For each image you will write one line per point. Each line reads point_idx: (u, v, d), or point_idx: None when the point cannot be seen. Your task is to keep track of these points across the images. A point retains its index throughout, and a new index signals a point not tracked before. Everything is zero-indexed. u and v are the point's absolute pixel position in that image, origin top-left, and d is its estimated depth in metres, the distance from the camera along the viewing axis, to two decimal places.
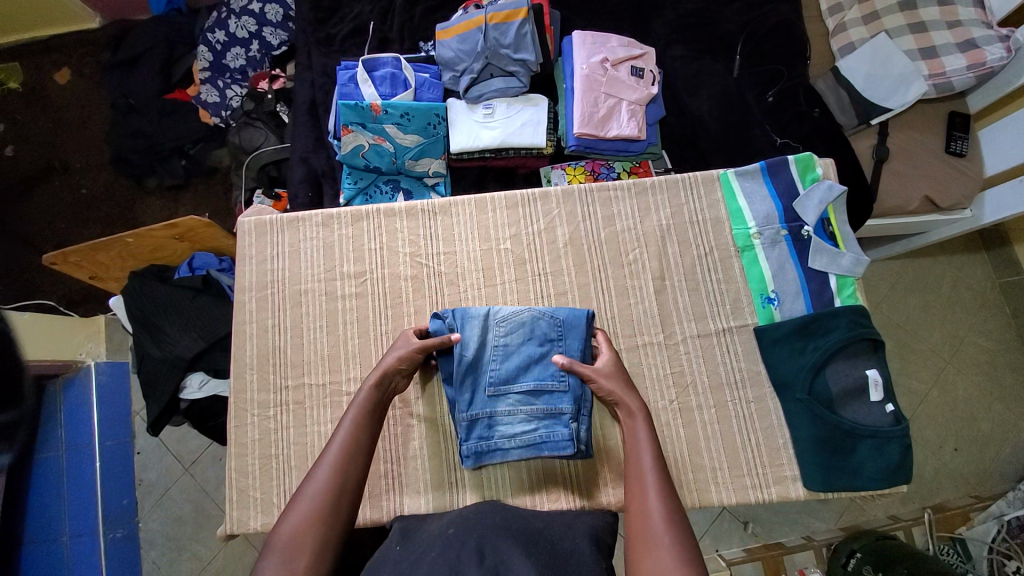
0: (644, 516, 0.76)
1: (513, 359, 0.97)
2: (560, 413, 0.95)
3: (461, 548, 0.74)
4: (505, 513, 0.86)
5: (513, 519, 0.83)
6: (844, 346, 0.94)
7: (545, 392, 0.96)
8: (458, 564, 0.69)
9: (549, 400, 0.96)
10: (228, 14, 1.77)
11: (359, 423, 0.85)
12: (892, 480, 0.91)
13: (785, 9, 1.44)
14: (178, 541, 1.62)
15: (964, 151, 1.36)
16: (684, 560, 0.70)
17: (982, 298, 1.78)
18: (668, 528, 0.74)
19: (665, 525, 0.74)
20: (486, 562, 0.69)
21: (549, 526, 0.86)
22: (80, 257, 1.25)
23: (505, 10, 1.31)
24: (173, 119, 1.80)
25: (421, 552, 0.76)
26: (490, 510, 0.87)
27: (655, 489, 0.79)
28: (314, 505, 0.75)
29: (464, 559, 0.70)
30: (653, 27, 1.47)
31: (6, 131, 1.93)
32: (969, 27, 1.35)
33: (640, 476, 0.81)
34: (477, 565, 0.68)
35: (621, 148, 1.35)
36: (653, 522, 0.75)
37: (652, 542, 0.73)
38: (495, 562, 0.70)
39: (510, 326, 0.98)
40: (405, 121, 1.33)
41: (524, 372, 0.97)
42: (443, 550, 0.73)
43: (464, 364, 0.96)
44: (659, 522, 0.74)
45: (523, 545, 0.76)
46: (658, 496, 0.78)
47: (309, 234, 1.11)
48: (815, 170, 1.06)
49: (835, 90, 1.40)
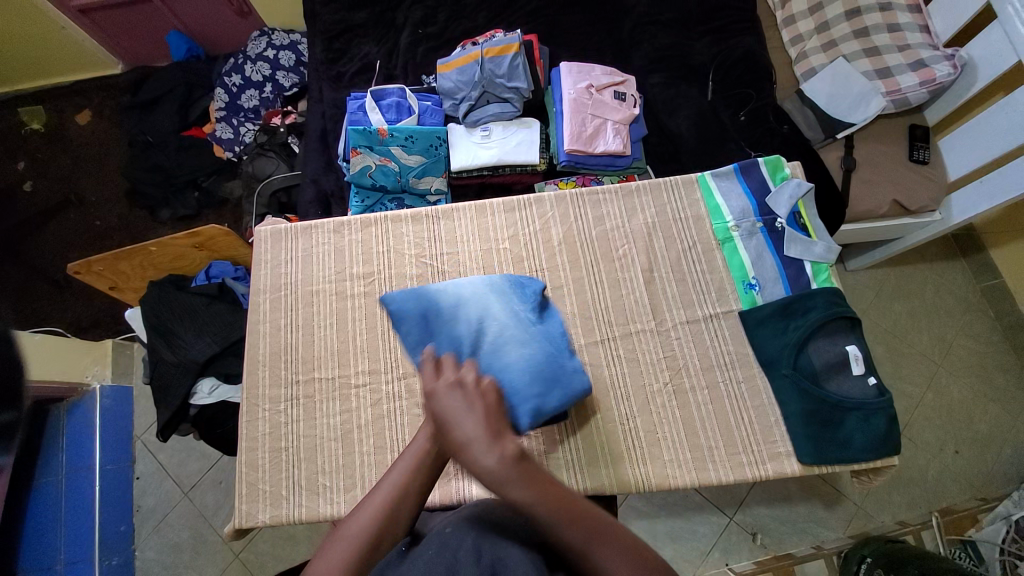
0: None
1: None
2: None
3: (458, 548, 0.66)
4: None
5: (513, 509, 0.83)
6: (823, 324, 1.00)
7: None
8: (456, 563, 0.62)
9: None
10: (245, 59, 1.94)
11: (420, 466, 0.75)
12: (881, 452, 0.96)
13: (749, 42, 1.62)
14: (175, 570, 1.57)
15: (926, 159, 1.48)
16: None
17: (965, 303, 1.85)
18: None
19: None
20: (483, 560, 0.62)
21: None
22: (103, 265, 1.32)
23: (499, 44, 1.46)
24: (190, 154, 1.93)
25: (419, 552, 0.68)
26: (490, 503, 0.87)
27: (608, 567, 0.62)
28: (351, 551, 0.67)
29: (461, 558, 0.63)
30: (632, 59, 1.63)
31: (27, 168, 2.05)
32: (917, 49, 1.51)
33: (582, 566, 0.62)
34: (473, 565, 0.61)
35: (609, 163, 1.47)
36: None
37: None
38: (493, 560, 0.62)
39: None
40: (409, 143, 1.45)
41: None
42: (441, 547, 0.67)
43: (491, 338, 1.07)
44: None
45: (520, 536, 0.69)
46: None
47: (321, 240, 1.19)
48: (784, 170, 1.17)
49: (802, 109, 1.54)
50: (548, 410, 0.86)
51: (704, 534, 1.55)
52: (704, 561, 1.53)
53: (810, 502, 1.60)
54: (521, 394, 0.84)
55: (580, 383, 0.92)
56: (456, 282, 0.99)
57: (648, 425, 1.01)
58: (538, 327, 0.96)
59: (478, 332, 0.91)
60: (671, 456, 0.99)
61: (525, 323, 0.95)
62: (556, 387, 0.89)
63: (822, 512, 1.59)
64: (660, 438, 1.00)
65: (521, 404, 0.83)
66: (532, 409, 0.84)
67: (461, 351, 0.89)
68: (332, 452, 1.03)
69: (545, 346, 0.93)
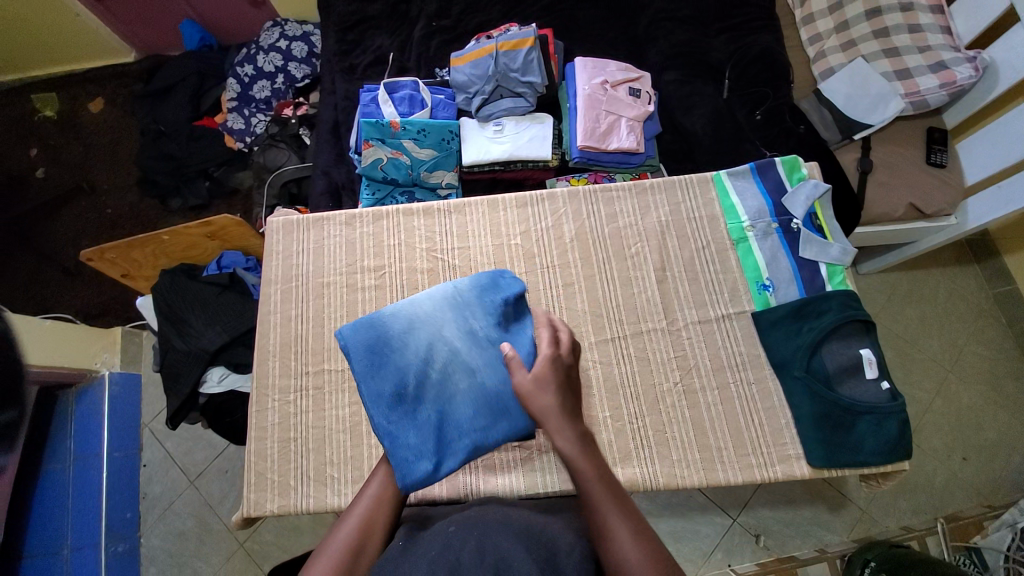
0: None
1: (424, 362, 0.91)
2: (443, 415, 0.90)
3: (460, 548, 0.67)
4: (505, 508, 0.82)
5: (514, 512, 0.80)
6: (837, 327, 0.99)
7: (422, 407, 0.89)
8: (458, 564, 0.62)
9: (390, 419, 0.87)
10: (257, 49, 1.93)
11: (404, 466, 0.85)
12: (892, 456, 0.95)
13: (767, 40, 1.60)
14: (181, 556, 1.59)
15: (943, 163, 1.46)
16: None
17: (978, 309, 1.82)
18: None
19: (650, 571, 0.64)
20: (486, 560, 0.61)
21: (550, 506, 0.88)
22: (114, 253, 1.33)
23: (514, 39, 1.45)
24: (201, 143, 1.93)
25: (421, 551, 0.68)
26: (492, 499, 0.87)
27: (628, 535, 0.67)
28: (336, 558, 0.69)
29: (464, 559, 0.63)
30: (648, 55, 1.62)
31: (39, 155, 2.07)
32: (938, 50, 1.48)
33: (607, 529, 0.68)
34: (476, 565, 0.60)
35: (621, 160, 1.46)
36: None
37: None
38: (495, 560, 0.62)
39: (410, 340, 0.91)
40: (421, 137, 1.44)
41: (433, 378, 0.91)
42: (441, 550, 0.66)
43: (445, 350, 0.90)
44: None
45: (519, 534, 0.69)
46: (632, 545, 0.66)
47: (333, 232, 1.19)
48: (801, 170, 1.16)
49: (818, 109, 1.52)
50: (490, 443, 0.89)
51: (706, 535, 1.54)
52: (705, 562, 1.53)
53: (815, 505, 1.59)
54: (462, 429, 0.89)
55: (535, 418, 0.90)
56: (411, 303, 0.96)
57: (657, 423, 1.00)
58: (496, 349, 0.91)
59: (427, 362, 0.90)
60: (679, 456, 0.98)
61: (482, 344, 0.91)
62: (503, 420, 0.90)
63: (827, 515, 1.58)
64: (668, 438, 1.00)
65: (458, 439, 0.89)
66: (469, 445, 0.89)
67: (406, 387, 0.89)
68: (340, 443, 1.04)
69: (499, 372, 0.90)
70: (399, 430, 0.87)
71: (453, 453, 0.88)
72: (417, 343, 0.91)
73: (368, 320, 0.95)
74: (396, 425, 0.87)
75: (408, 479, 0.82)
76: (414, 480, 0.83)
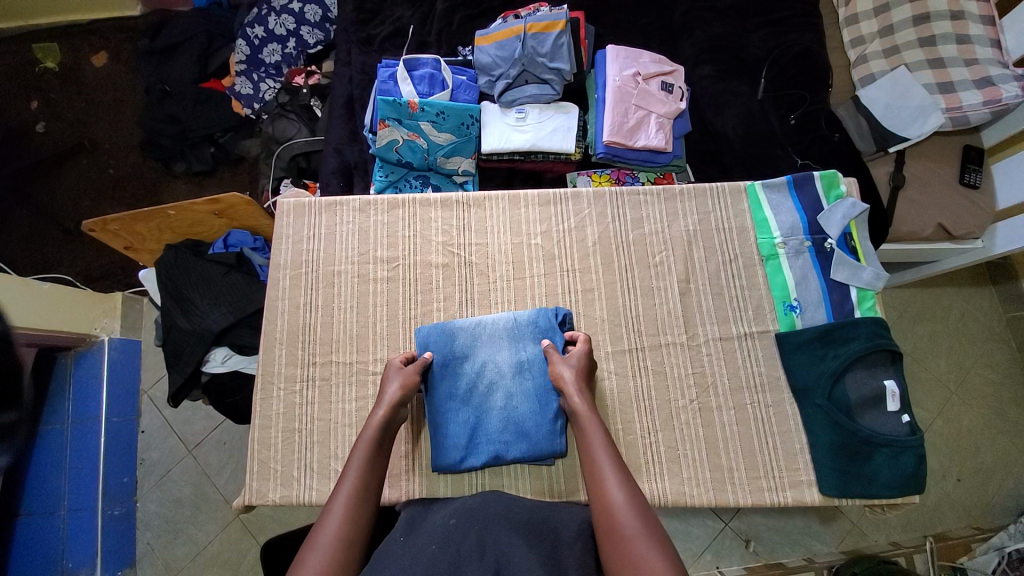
0: (612, 526, 0.73)
1: (473, 376, 1.00)
2: (478, 425, 0.98)
3: (461, 539, 0.71)
4: (507, 500, 0.82)
5: (515, 505, 0.81)
6: (863, 356, 0.97)
7: (466, 409, 0.99)
8: (458, 559, 0.67)
9: (443, 408, 0.99)
10: (268, 10, 1.79)
11: (381, 429, 0.89)
12: (906, 490, 0.94)
13: (809, 38, 1.52)
14: (173, 525, 1.58)
15: (977, 184, 1.40)
16: (658, 548, 0.69)
17: (989, 331, 1.78)
18: (639, 529, 0.72)
19: (633, 516, 0.73)
20: (487, 556, 0.67)
21: (553, 510, 0.83)
22: (118, 225, 1.30)
23: (544, 20, 1.36)
24: (207, 107, 1.83)
25: (421, 545, 0.73)
26: (495, 497, 0.83)
27: (618, 489, 0.77)
28: (328, 552, 0.72)
29: (464, 554, 0.68)
30: (681, 48, 1.53)
31: (40, 108, 1.98)
32: (985, 65, 1.40)
33: (599, 482, 0.79)
34: (477, 561, 0.66)
35: (648, 159, 1.40)
36: (636, 547, 0.69)
37: (627, 545, 0.70)
38: (495, 556, 0.67)
39: (474, 348, 1.02)
40: (439, 120, 1.36)
41: (485, 392, 1.00)
42: (443, 542, 0.71)
43: (479, 375, 1.00)
44: (629, 521, 0.73)
45: (525, 536, 0.73)
46: (621, 496, 0.76)
47: (346, 218, 1.15)
48: (840, 187, 1.11)
49: (855, 117, 1.45)
50: (509, 456, 0.96)
51: (697, 536, 1.55)
52: (694, 562, 1.53)
53: (807, 514, 1.59)
54: (488, 436, 0.97)
55: (548, 446, 0.96)
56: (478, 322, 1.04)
57: (670, 440, 0.99)
58: (535, 379, 1.00)
59: (478, 373, 1.00)
60: (690, 474, 0.97)
61: (525, 371, 1.00)
62: (524, 439, 0.96)
63: (818, 526, 1.57)
64: (680, 455, 0.98)
65: (485, 444, 0.97)
66: (493, 452, 0.96)
67: (455, 388, 1.00)
68: (345, 437, 1.02)
69: (530, 401, 0.98)
70: (441, 420, 0.98)
71: (478, 453, 0.97)
72: (475, 357, 1.01)
73: (440, 327, 1.03)
74: (442, 414, 0.99)
75: (439, 459, 0.97)
76: (441, 463, 0.97)
